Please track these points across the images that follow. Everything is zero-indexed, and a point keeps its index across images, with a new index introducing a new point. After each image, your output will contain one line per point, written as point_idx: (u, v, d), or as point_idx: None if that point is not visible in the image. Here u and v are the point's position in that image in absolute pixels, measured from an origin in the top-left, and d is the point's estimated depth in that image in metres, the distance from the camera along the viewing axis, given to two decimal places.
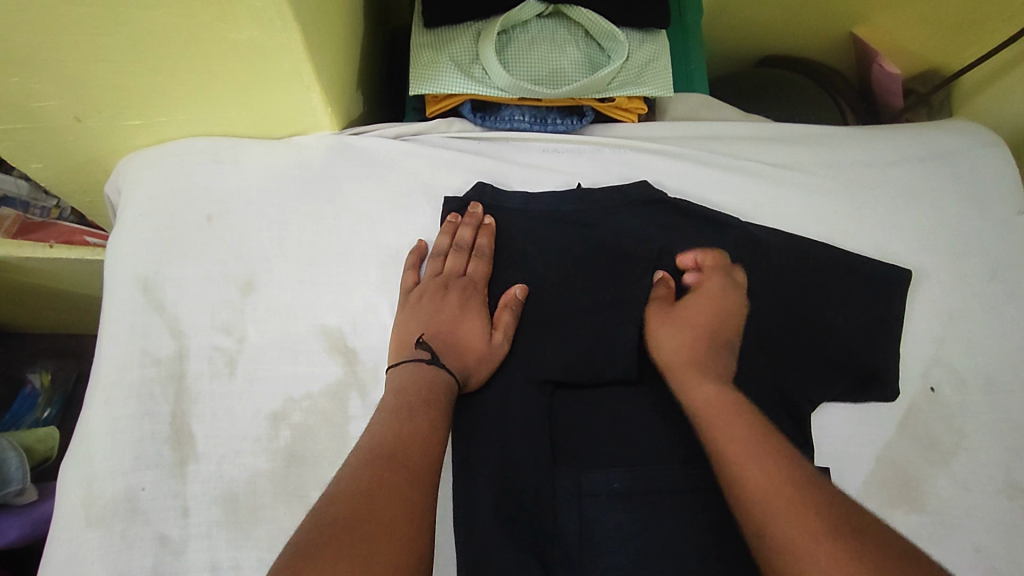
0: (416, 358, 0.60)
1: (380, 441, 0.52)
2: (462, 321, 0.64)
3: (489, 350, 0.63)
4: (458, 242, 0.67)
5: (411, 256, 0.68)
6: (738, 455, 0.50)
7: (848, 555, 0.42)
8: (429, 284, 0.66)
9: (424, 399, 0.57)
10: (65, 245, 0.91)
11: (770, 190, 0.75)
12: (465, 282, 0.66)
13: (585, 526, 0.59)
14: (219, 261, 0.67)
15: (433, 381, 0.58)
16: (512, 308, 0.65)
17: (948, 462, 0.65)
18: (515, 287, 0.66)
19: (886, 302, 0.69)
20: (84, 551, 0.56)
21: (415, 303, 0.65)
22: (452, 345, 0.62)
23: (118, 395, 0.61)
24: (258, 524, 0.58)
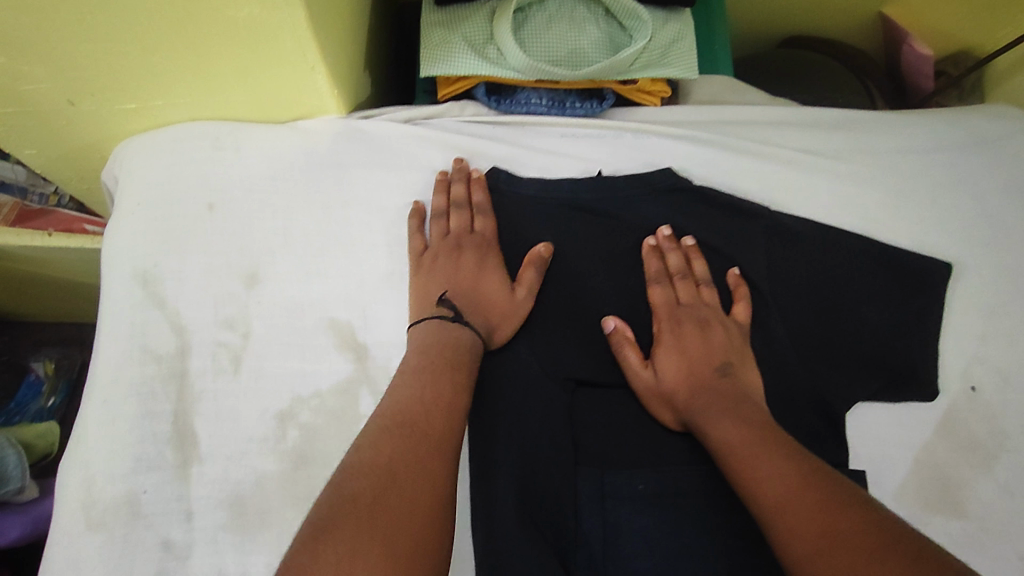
0: (438, 317, 0.59)
1: (401, 407, 0.50)
2: (482, 280, 0.62)
3: (514, 304, 0.61)
4: (455, 201, 0.65)
5: (413, 220, 0.65)
6: (757, 475, 0.50)
7: (845, 543, 0.43)
8: (441, 246, 0.64)
9: (450, 361, 0.54)
10: (64, 234, 0.87)
11: (800, 178, 0.71)
12: (477, 239, 0.64)
13: (608, 530, 0.56)
14: (221, 252, 0.64)
15: (456, 336, 0.57)
16: (537, 266, 0.62)
17: (990, 465, 0.62)
18: (539, 244, 0.63)
19: (925, 296, 0.65)
20: (84, 557, 0.53)
21: (431, 266, 0.62)
22: (475, 303, 0.61)
23: (118, 393, 0.58)
24: (266, 528, 0.55)
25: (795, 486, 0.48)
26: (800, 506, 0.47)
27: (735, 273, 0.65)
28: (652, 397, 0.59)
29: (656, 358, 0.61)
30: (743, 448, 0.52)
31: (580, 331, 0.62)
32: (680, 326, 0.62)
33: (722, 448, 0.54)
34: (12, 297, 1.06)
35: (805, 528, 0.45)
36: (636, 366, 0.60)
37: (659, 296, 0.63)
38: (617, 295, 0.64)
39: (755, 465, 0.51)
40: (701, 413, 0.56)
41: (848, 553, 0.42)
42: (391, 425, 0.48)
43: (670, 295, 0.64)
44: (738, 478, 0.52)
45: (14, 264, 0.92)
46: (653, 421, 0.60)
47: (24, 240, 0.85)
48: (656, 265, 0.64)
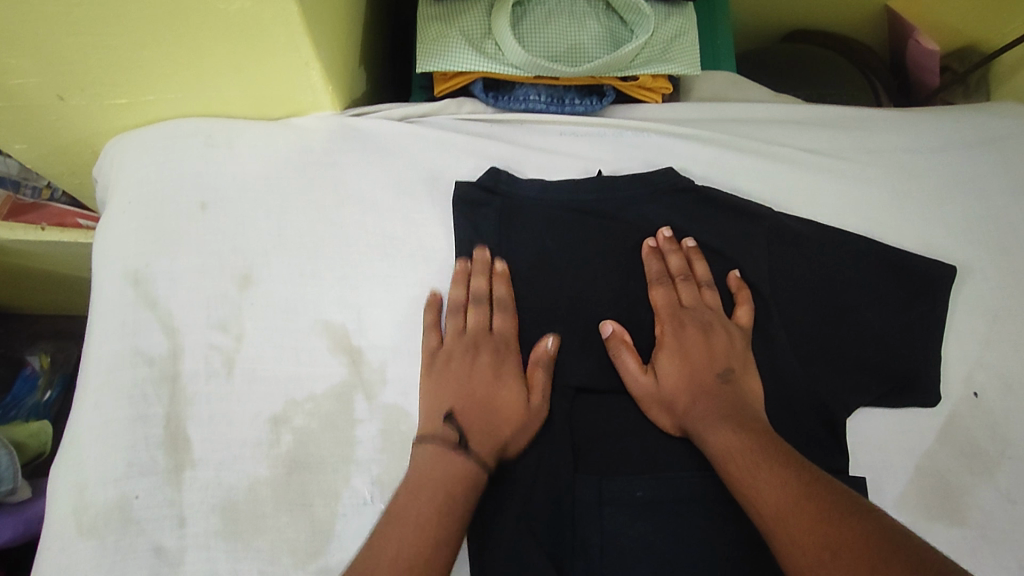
0: (442, 438, 0.55)
1: (374, 568, 0.48)
2: (497, 388, 0.58)
3: (525, 418, 0.57)
4: (473, 294, 0.61)
5: (428, 313, 0.62)
6: (758, 486, 0.49)
7: (842, 547, 0.43)
8: (456, 345, 0.60)
9: (442, 482, 0.53)
10: (57, 228, 0.87)
11: (804, 178, 0.69)
12: (496, 339, 0.60)
13: (606, 537, 0.55)
14: (214, 253, 0.63)
15: (460, 471, 0.53)
16: (545, 365, 0.59)
17: (991, 471, 0.61)
18: (546, 341, 0.60)
19: (928, 302, 0.64)
20: (75, 563, 0.52)
21: (442, 368, 0.59)
22: (486, 417, 0.57)
23: (109, 397, 0.57)
24: (259, 534, 0.55)
25: (796, 495, 0.47)
26: (802, 517, 0.46)
27: (737, 276, 0.64)
28: (652, 403, 0.59)
29: (657, 363, 0.60)
30: (744, 458, 0.52)
31: (579, 335, 0.61)
32: (682, 329, 0.61)
33: (723, 457, 0.53)
34: (5, 290, 1.04)
35: (808, 540, 0.44)
36: (636, 372, 0.59)
37: (660, 297, 0.62)
38: (617, 298, 0.63)
39: (756, 476, 0.50)
40: (703, 420, 0.56)
41: (846, 557, 0.42)
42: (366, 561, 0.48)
43: (672, 297, 0.62)
44: (739, 489, 0.51)
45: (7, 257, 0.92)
46: (652, 426, 0.60)
47: (17, 236, 0.84)
48: (657, 266, 0.63)
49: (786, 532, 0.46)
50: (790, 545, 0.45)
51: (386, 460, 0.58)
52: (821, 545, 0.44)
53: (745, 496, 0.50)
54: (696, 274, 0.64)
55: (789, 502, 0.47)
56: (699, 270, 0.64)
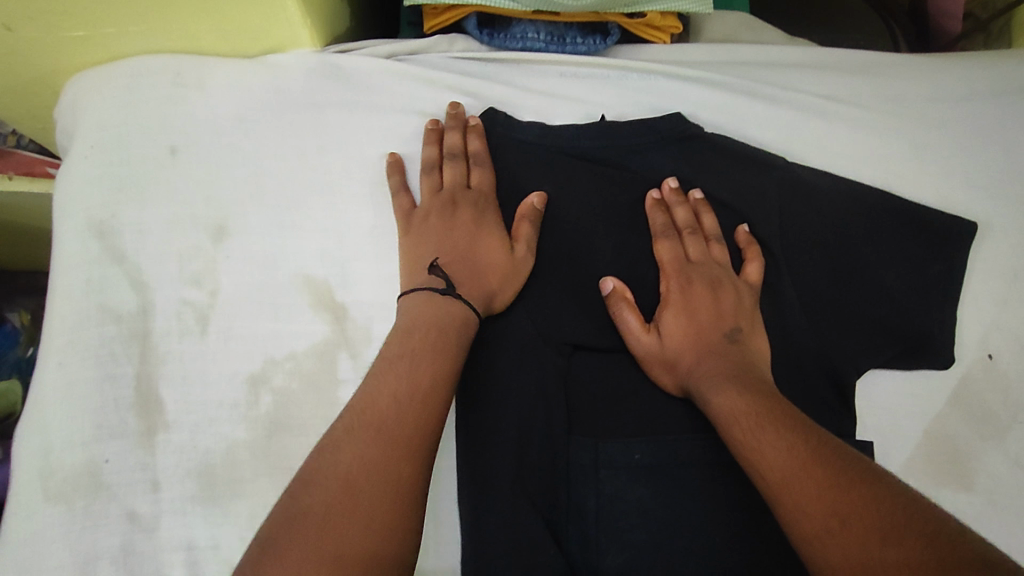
0: (429, 287, 0.54)
1: (373, 398, 0.46)
2: (478, 240, 0.57)
3: (513, 267, 0.56)
4: (448, 151, 0.60)
5: (393, 177, 0.59)
6: (761, 448, 0.47)
7: (853, 516, 0.40)
8: (433, 202, 0.58)
9: (436, 320, 0.51)
10: (25, 177, 0.81)
11: (820, 127, 0.65)
12: (475, 195, 0.59)
13: (602, 502, 0.53)
14: (184, 201, 0.58)
15: (450, 309, 0.52)
16: (531, 220, 0.58)
17: (1002, 437, 0.58)
18: (531, 195, 0.59)
19: (945, 260, 0.61)
20: (43, 529, 0.50)
21: (421, 225, 0.57)
22: (470, 268, 0.55)
23: (75, 355, 0.53)
24: (237, 499, 0.52)
25: (803, 460, 0.44)
26: (808, 481, 0.43)
27: (746, 231, 0.60)
28: (653, 363, 0.56)
29: (660, 322, 0.56)
30: (747, 419, 0.49)
31: (577, 290, 0.58)
32: (689, 287, 0.57)
33: (725, 418, 0.50)
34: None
35: (814, 506, 0.42)
36: (637, 330, 0.56)
37: (665, 252, 0.59)
38: (619, 253, 0.59)
39: (759, 437, 0.47)
40: (706, 380, 0.53)
41: (857, 528, 0.39)
42: (382, 380, 0.47)
43: (679, 249, 0.59)
44: (741, 452, 0.48)
45: None
46: (653, 389, 0.56)
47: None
48: (661, 219, 0.59)
49: (790, 497, 0.43)
50: (795, 512, 0.42)
51: None
52: (829, 513, 0.41)
53: (748, 460, 0.48)
54: (704, 225, 0.60)
55: (795, 466, 0.44)
56: (708, 222, 0.60)
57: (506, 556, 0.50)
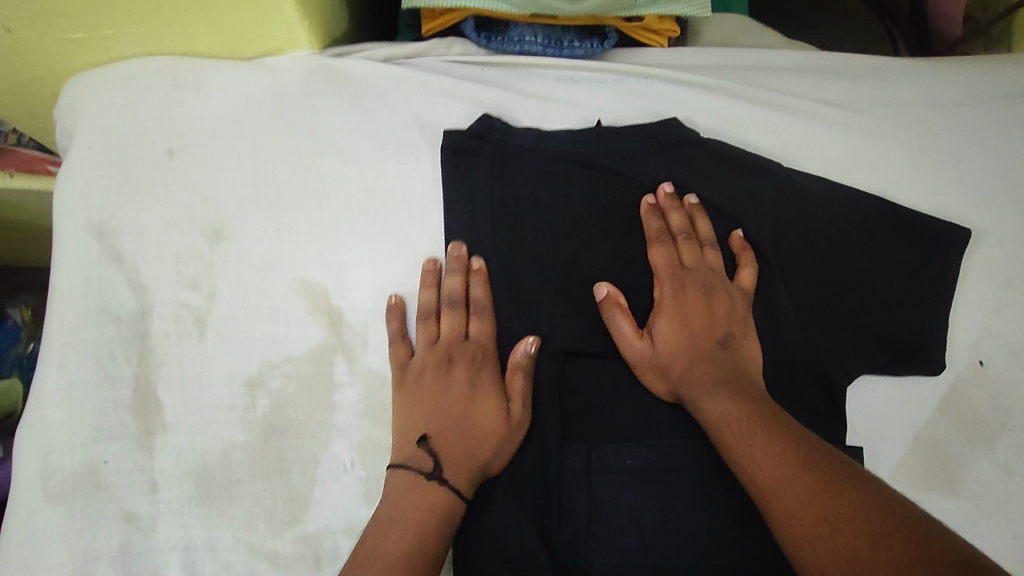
0: (416, 467, 0.51)
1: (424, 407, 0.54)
2: (472, 405, 0.54)
3: (506, 431, 0.53)
4: (447, 298, 0.57)
5: (391, 322, 0.57)
6: (754, 456, 0.47)
7: (842, 521, 0.41)
8: (428, 358, 0.56)
9: (415, 515, 0.49)
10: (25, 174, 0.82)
11: (815, 133, 0.65)
12: (471, 348, 0.56)
13: (594, 504, 0.54)
14: (182, 205, 0.58)
15: (434, 499, 0.49)
16: (525, 372, 0.55)
17: (992, 443, 0.59)
18: (527, 339, 0.55)
19: (939, 267, 0.61)
20: (42, 528, 0.51)
21: (415, 384, 0.55)
22: (461, 438, 0.53)
23: (73, 358, 0.54)
24: (233, 500, 0.52)
25: (794, 466, 0.45)
26: (800, 487, 0.44)
27: (740, 237, 0.60)
28: (647, 370, 0.56)
29: (655, 329, 0.57)
30: (741, 426, 0.49)
31: (572, 296, 0.58)
32: (683, 293, 0.57)
33: (720, 425, 0.51)
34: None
35: (805, 513, 0.42)
36: (632, 337, 0.56)
37: (659, 259, 0.59)
38: (614, 259, 0.60)
39: (752, 444, 0.48)
40: (700, 387, 0.53)
41: (847, 532, 0.40)
42: (386, 527, 0.48)
43: (674, 256, 0.59)
44: (735, 459, 0.49)
45: None
46: (645, 393, 0.57)
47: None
48: (656, 225, 0.60)
49: (783, 505, 0.44)
50: (787, 519, 0.43)
51: (368, 426, 0.55)
52: (820, 518, 0.41)
53: (742, 468, 0.48)
54: (699, 233, 0.60)
55: (787, 472, 0.45)
56: (702, 228, 0.60)
57: (498, 558, 0.51)
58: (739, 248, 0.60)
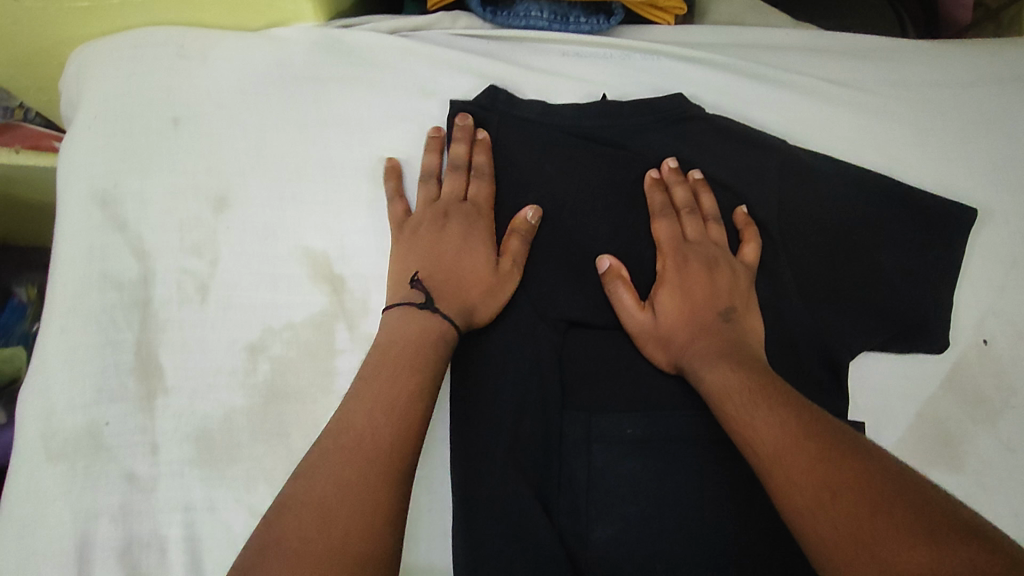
0: (412, 301, 0.53)
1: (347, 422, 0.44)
2: (464, 254, 0.56)
3: (494, 281, 0.55)
4: (450, 161, 0.59)
5: (389, 181, 0.59)
6: (760, 432, 0.46)
7: (843, 492, 0.40)
8: (425, 212, 0.58)
9: (415, 337, 0.51)
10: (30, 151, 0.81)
11: (821, 110, 0.65)
12: (467, 209, 0.58)
13: (593, 473, 0.54)
14: (185, 172, 0.58)
15: (425, 324, 0.52)
16: (522, 234, 0.57)
17: (994, 421, 0.59)
18: (527, 211, 0.58)
19: (945, 247, 0.61)
20: (45, 487, 0.51)
21: (411, 234, 0.57)
22: (453, 282, 0.55)
23: (76, 320, 0.54)
24: (234, 463, 0.53)
25: (801, 440, 0.44)
26: (806, 460, 0.43)
27: (745, 212, 0.60)
28: (652, 340, 0.56)
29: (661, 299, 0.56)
30: (746, 401, 0.48)
31: (574, 268, 0.58)
32: (687, 265, 0.57)
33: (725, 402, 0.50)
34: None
35: (812, 487, 0.41)
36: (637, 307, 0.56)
37: (662, 230, 0.59)
38: (617, 232, 0.59)
39: (757, 420, 0.47)
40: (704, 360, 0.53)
41: (847, 503, 0.39)
42: (388, 349, 0.50)
43: (677, 228, 0.59)
44: (737, 429, 0.48)
45: None
46: (646, 364, 0.57)
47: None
48: (660, 198, 0.60)
49: (789, 480, 0.43)
50: (793, 494, 0.42)
51: None
52: (829, 492, 0.40)
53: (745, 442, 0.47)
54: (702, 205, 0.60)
55: (794, 447, 0.44)
56: (707, 201, 0.60)
57: (497, 520, 0.52)
58: (744, 222, 0.60)
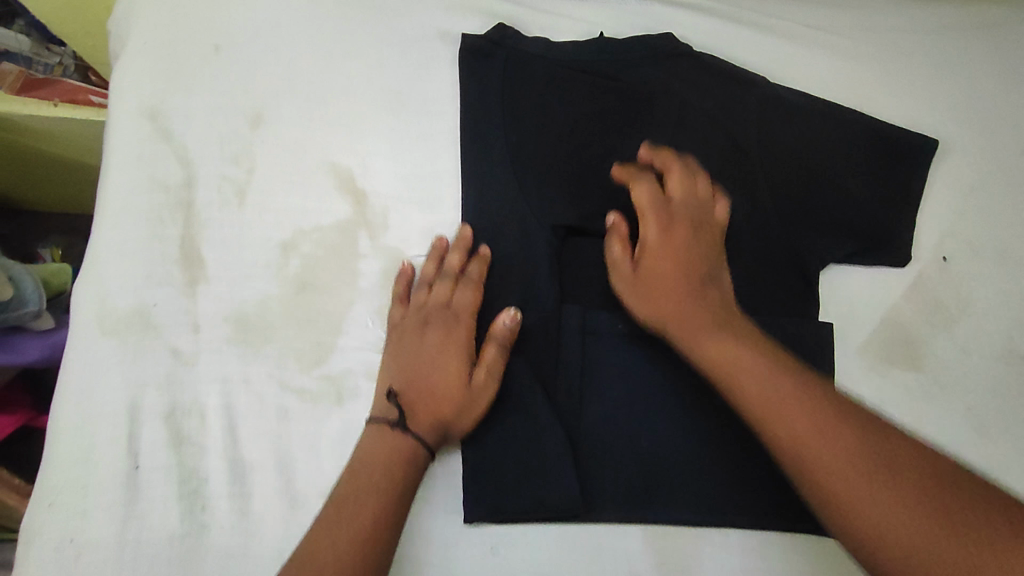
0: (387, 419, 0.55)
1: (343, 498, 0.51)
2: (439, 364, 0.56)
3: (464, 394, 0.55)
4: (443, 271, 0.60)
5: (398, 284, 0.61)
6: (780, 415, 0.47)
7: (842, 445, 0.45)
8: (411, 320, 0.59)
9: (385, 457, 0.53)
10: (67, 105, 0.96)
11: (798, 53, 0.71)
12: (449, 316, 0.59)
13: (587, 362, 0.61)
14: (224, 92, 0.65)
15: (394, 446, 0.53)
16: (499, 343, 0.57)
17: (951, 326, 0.65)
18: (506, 314, 0.57)
19: (908, 173, 0.67)
20: (102, 358, 0.58)
21: (396, 342, 0.58)
22: (427, 396, 0.56)
23: (127, 219, 0.61)
24: (267, 342, 0.59)
25: (825, 421, 0.46)
26: (836, 441, 0.45)
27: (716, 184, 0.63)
28: (634, 297, 0.56)
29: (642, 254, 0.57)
30: (760, 388, 0.48)
31: (571, 182, 0.63)
32: (668, 228, 0.57)
33: (739, 383, 0.49)
34: (31, 170, 1.07)
35: (849, 472, 0.44)
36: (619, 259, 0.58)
37: (639, 191, 0.59)
38: (610, 151, 0.65)
39: (775, 402, 0.47)
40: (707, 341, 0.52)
41: (850, 454, 0.44)
42: (363, 468, 0.52)
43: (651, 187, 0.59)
44: (725, 381, 0.50)
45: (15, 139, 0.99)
46: None
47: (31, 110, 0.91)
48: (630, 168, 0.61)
49: (822, 469, 0.44)
50: (830, 483, 0.44)
51: (387, 294, 0.61)
52: (871, 480, 0.43)
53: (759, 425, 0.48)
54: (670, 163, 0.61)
55: (821, 433, 0.45)
56: (675, 162, 0.61)
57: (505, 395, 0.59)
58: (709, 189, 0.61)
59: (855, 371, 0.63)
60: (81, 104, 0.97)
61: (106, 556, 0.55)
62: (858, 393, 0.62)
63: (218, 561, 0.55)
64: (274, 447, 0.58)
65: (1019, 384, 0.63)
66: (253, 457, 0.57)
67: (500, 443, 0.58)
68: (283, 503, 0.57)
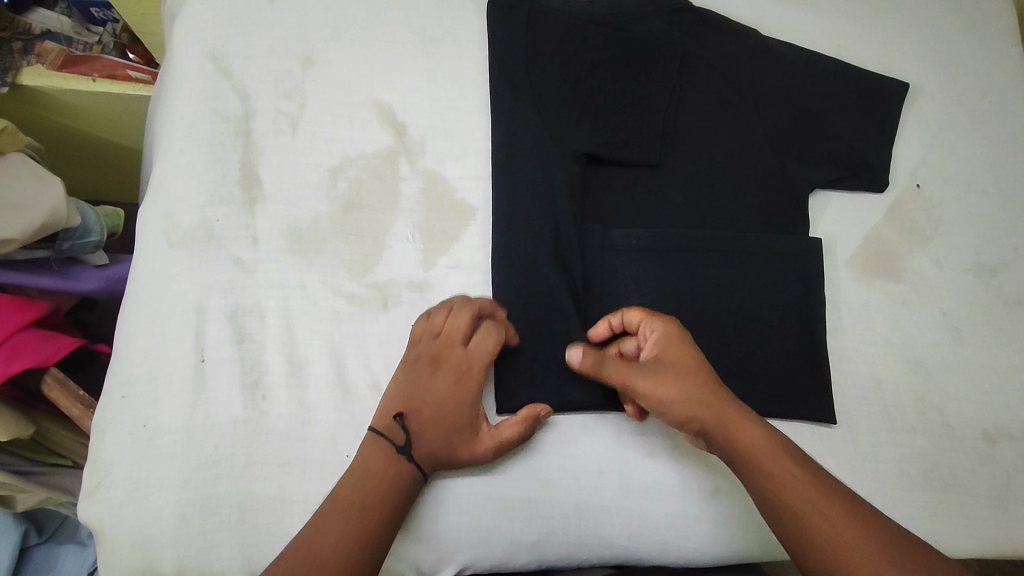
0: (390, 438, 0.57)
1: (354, 481, 0.55)
2: (450, 406, 0.59)
3: (462, 448, 0.59)
4: (467, 309, 0.61)
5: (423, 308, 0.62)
6: (780, 483, 0.51)
7: (823, 508, 0.50)
8: (429, 350, 0.60)
9: (386, 476, 0.56)
10: (108, 79, 1.01)
11: (786, 10, 0.81)
12: (465, 360, 0.60)
13: (607, 273, 0.68)
14: (280, 37, 0.73)
15: (398, 465, 0.56)
16: (517, 424, 0.60)
17: (927, 245, 0.73)
18: (540, 407, 0.62)
19: (884, 112, 0.76)
20: (169, 266, 0.64)
21: (411, 368, 0.60)
22: (429, 433, 0.58)
23: (191, 144, 0.67)
24: (320, 253, 0.66)
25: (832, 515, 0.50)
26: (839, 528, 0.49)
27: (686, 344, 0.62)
28: (653, 394, 0.57)
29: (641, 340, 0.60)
30: (766, 457, 0.53)
31: (587, 117, 0.70)
32: (657, 375, 0.57)
33: (748, 450, 0.54)
34: (73, 143, 1.13)
35: (842, 529, 0.49)
36: (624, 371, 0.57)
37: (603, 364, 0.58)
38: (622, 94, 0.72)
39: (776, 472, 0.52)
40: (717, 418, 0.55)
41: (828, 517, 0.50)
42: (363, 479, 0.55)
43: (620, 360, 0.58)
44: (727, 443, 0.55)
45: (53, 113, 1.05)
46: (645, 192, 0.71)
47: (71, 85, 0.99)
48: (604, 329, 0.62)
49: (819, 524, 0.49)
50: (822, 535, 0.49)
51: (426, 212, 0.69)
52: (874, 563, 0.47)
53: (757, 491, 0.53)
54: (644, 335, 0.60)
55: (818, 508, 0.50)
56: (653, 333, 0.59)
57: (541, 298, 0.66)
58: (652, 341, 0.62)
59: (843, 280, 0.71)
60: (120, 79, 1.02)
61: (173, 439, 0.59)
62: (846, 299, 0.71)
63: (278, 443, 0.60)
64: (328, 343, 0.64)
65: (984, 292, 0.72)
66: (309, 353, 0.64)
67: (531, 340, 0.65)
68: (335, 394, 0.63)
